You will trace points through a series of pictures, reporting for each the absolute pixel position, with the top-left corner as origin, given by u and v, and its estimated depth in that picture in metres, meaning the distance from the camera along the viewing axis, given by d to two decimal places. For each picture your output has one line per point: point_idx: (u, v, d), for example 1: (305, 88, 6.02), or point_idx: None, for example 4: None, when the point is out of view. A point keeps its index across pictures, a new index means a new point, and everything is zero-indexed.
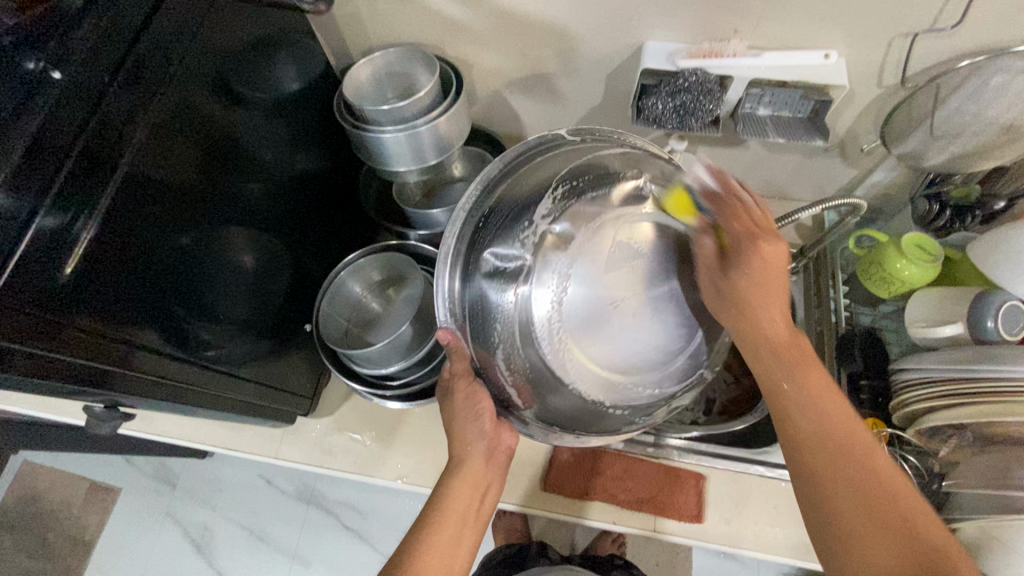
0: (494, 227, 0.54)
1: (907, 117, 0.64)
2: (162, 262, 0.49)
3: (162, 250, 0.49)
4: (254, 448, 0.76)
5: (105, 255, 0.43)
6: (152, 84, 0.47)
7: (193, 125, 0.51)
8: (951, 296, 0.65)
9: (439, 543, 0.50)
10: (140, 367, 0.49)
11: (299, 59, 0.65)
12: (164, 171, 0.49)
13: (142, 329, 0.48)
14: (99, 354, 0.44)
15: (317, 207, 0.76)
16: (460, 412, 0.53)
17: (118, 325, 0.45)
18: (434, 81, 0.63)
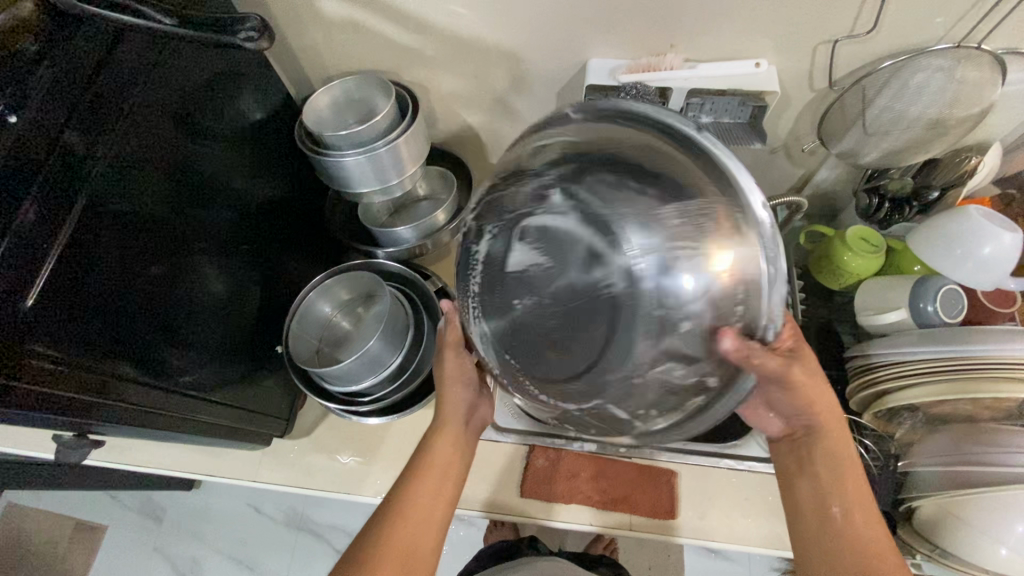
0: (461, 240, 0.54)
1: (840, 118, 0.68)
2: (128, 292, 0.51)
3: (131, 281, 0.51)
4: (233, 472, 0.77)
5: (71, 288, 0.45)
6: (111, 122, 0.49)
7: (156, 160, 0.54)
8: (893, 282, 0.68)
9: (427, 484, 0.57)
10: (110, 394, 0.50)
11: (257, 91, 0.68)
12: (129, 204, 0.51)
13: (108, 357, 0.49)
14: (70, 383, 0.46)
15: (286, 231, 0.78)
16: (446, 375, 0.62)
17: (84, 353, 0.46)
18: (390, 105, 0.66)
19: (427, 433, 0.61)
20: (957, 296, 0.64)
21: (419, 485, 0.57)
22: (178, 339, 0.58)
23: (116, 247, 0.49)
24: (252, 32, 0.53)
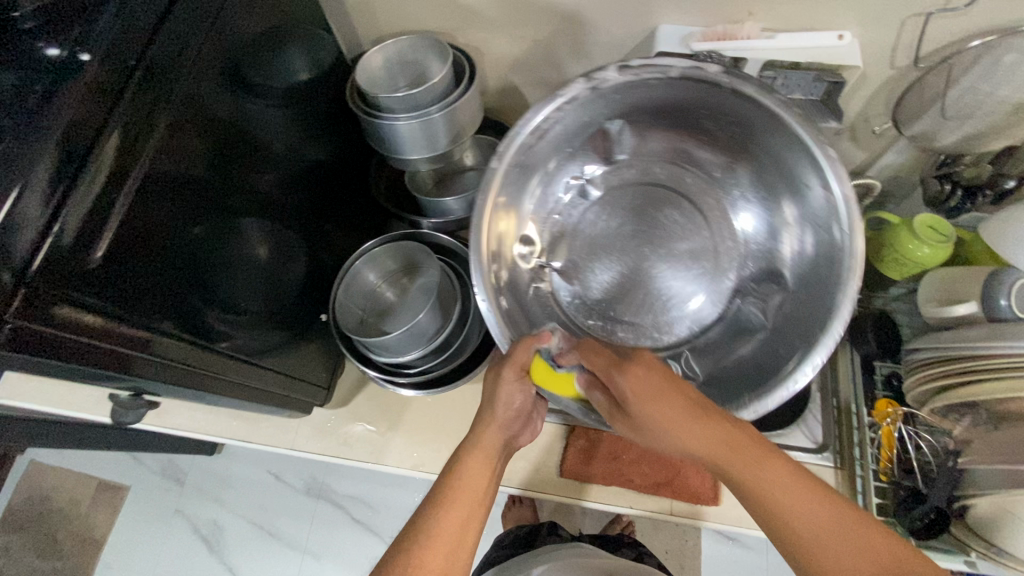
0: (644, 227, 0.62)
1: (918, 98, 0.64)
2: (182, 252, 0.50)
3: (183, 242, 0.50)
4: (271, 439, 0.76)
5: (128, 245, 0.44)
6: (172, 74, 0.47)
7: (212, 117, 0.52)
8: (963, 273, 0.66)
9: (451, 517, 0.49)
10: (162, 355, 0.49)
11: (312, 49, 0.66)
12: (185, 162, 0.49)
13: (161, 318, 0.48)
14: (124, 342, 0.45)
15: (331, 197, 0.76)
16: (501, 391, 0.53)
17: (138, 313, 0.45)
18: (448, 67, 0.63)
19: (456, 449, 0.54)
20: None
21: (467, 484, 0.51)
22: (224, 303, 0.57)
23: (171, 206, 0.48)
24: None
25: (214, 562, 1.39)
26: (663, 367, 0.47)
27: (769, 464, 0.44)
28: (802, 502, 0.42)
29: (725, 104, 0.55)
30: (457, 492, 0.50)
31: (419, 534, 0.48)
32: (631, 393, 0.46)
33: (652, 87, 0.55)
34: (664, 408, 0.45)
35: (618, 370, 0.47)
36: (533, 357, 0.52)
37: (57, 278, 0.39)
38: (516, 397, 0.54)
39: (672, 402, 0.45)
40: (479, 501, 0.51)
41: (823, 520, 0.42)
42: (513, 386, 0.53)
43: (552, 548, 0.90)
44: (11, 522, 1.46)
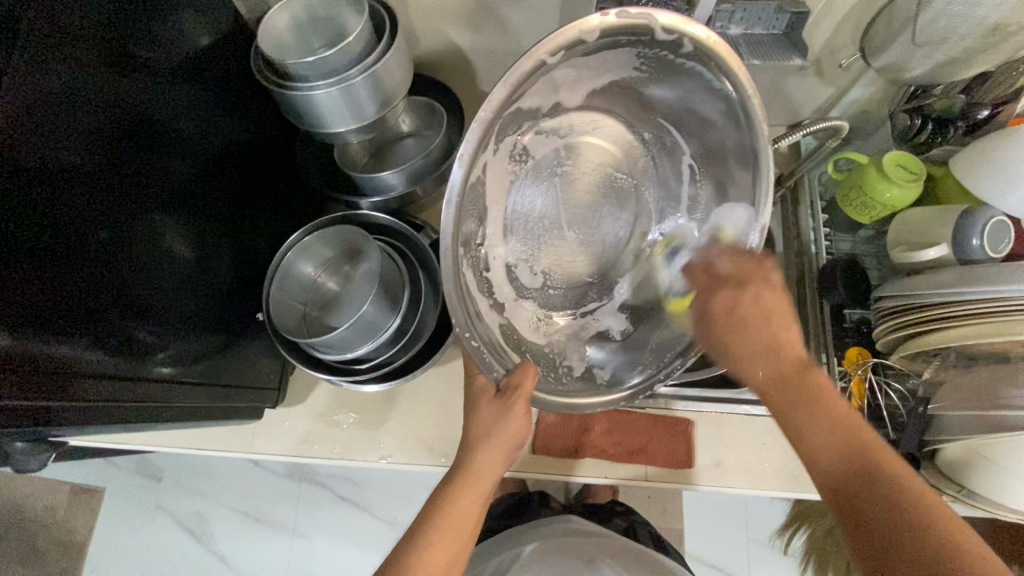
0: (567, 185, 0.65)
1: (887, 26, 0.58)
2: (79, 261, 0.43)
3: (79, 249, 0.43)
4: (226, 445, 0.72)
5: (0, 267, 0.37)
6: (23, 49, 0.38)
7: (94, 99, 0.44)
8: (934, 213, 0.62)
9: (436, 554, 0.52)
10: (67, 387, 0.43)
11: (204, 8, 0.57)
12: (64, 156, 0.42)
13: (58, 342, 0.42)
14: (17, 380, 0.39)
15: (256, 179, 0.69)
16: (489, 422, 0.54)
17: (26, 343, 0.39)
18: (364, 23, 0.55)
19: (451, 477, 0.56)
20: (1005, 226, 0.58)
21: (457, 517, 0.54)
22: (144, 314, 0.51)
23: (52, 211, 0.41)
24: None
25: (204, 551, 1.38)
26: (778, 292, 0.50)
27: (842, 417, 0.44)
28: (841, 424, 0.44)
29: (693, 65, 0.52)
30: (450, 526, 0.53)
31: (413, 554, 0.52)
32: (726, 305, 0.50)
33: (600, 54, 0.51)
34: (753, 329, 0.48)
35: (723, 287, 0.51)
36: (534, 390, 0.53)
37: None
38: (515, 430, 0.55)
39: (772, 359, 0.47)
40: (469, 529, 0.55)
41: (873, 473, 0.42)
42: (513, 420, 0.54)
43: (539, 524, 0.90)
44: None
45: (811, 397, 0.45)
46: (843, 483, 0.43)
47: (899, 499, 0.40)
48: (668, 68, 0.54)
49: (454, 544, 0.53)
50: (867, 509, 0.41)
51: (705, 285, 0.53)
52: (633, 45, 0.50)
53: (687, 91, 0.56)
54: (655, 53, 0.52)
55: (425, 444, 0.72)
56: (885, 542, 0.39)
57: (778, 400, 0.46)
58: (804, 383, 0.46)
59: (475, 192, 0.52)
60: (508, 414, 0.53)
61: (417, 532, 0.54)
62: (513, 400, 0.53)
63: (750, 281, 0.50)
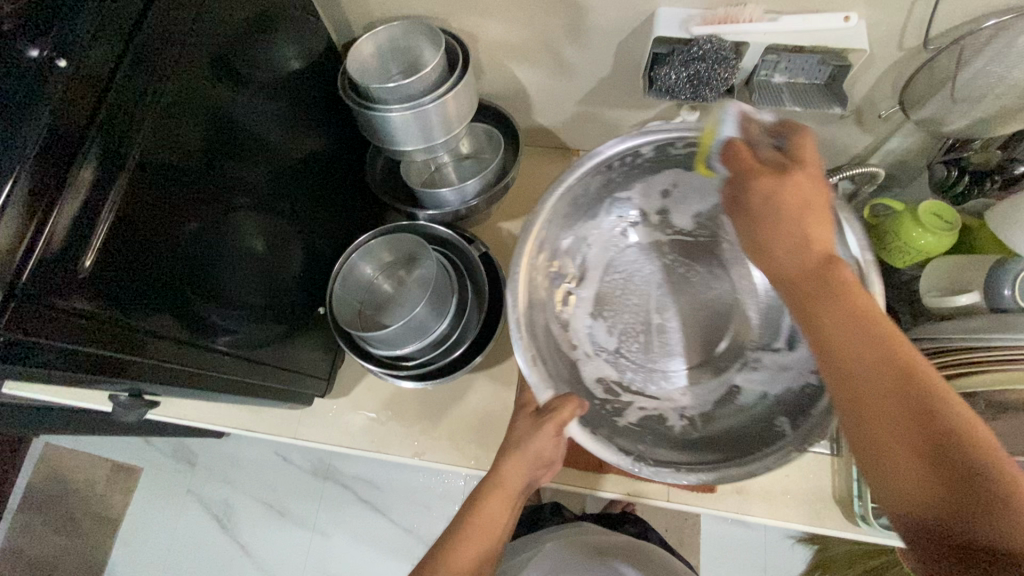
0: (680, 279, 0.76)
1: (926, 81, 0.62)
2: (178, 246, 0.50)
3: (180, 236, 0.50)
4: (273, 429, 0.78)
5: (122, 246, 0.44)
6: (158, 67, 0.46)
7: (205, 110, 0.52)
8: (967, 261, 0.65)
9: (467, 555, 0.55)
10: (162, 356, 0.49)
11: (303, 36, 0.65)
12: (174, 155, 0.49)
13: (159, 315, 0.48)
14: (126, 344, 0.45)
15: (329, 186, 0.76)
16: (523, 439, 0.58)
17: (135, 315, 0.45)
18: (441, 55, 0.61)
19: (482, 486, 0.60)
20: None
21: (484, 520, 0.57)
22: (224, 297, 0.57)
23: (162, 201, 0.48)
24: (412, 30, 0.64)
25: (227, 539, 1.43)
26: (819, 188, 0.45)
27: (844, 289, 0.41)
28: (857, 326, 0.40)
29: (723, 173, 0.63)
30: (479, 526, 0.57)
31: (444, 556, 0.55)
32: (759, 194, 0.45)
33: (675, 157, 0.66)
34: (785, 214, 0.44)
35: (756, 175, 0.45)
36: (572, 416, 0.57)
37: (44, 292, 0.39)
38: (547, 448, 0.58)
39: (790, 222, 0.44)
40: (497, 533, 0.58)
41: (888, 369, 0.38)
42: (541, 438, 0.57)
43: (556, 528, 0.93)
44: (29, 502, 1.48)
45: (827, 292, 0.42)
46: (845, 369, 0.40)
47: (895, 384, 0.38)
48: (707, 179, 0.67)
49: (485, 544, 0.57)
50: (878, 387, 0.38)
51: (738, 175, 0.47)
52: (658, 152, 0.66)
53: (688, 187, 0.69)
54: (678, 158, 0.67)
55: (457, 445, 0.75)
56: (873, 424, 0.38)
57: (798, 293, 0.43)
58: (817, 279, 0.43)
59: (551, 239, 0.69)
60: (540, 434, 0.57)
61: (451, 529, 0.57)
62: (547, 420, 0.57)
63: (796, 168, 0.45)
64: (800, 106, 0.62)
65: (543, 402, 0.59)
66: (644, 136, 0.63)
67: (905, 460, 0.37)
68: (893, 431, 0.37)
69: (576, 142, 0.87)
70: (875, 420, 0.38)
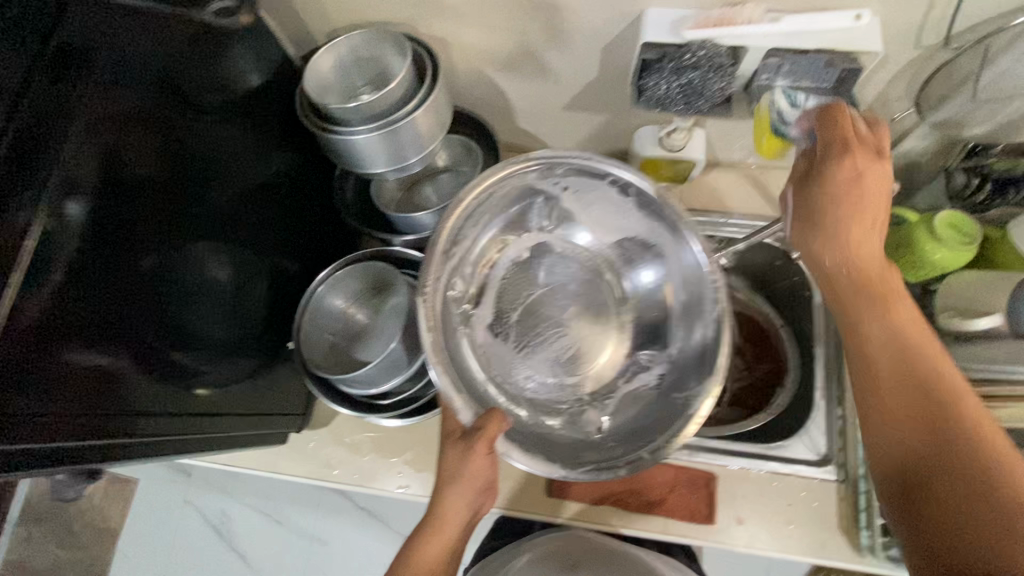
0: (582, 290, 0.65)
1: (946, 82, 0.55)
2: (129, 293, 0.46)
3: (130, 282, 0.46)
4: (251, 463, 0.74)
5: (57, 309, 0.40)
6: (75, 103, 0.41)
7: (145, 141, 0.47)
8: (990, 278, 0.59)
9: None
10: (125, 416, 0.46)
11: (267, 50, 0.59)
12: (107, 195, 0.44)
13: (115, 371, 0.45)
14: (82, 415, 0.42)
15: (296, 209, 0.71)
16: (450, 468, 0.51)
17: (82, 380, 0.42)
18: (406, 68, 0.55)
19: (418, 527, 0.52)
20: None
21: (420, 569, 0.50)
22: (185, 339, 0.53)
23: (94, 250, 0.43)
24: (388, 45, 0.58)
25: (227, 549, 1.42)
26: (876, 168, 0.49)
27: (897, 347, 0.48)
28: (909, 385, 0.46)
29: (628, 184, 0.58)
30: None
31: None
32: (838, 234, 0.50)
33: (585, 185, 0.60)
34: (863, 251, 0.50)
35: (839, 157, 0.49)
36: (502, 430, 0.51)
37: None
38: (484, 470, 0.51)
39: (900, 316, 0.48)
40: None
41: (950, 457, 0.42)
42: (471, 461, 0.50)
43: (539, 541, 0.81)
44: (27, 515, 1.47)
45: (908, 352, 0.47)
46: (930, 468, 0.43)
47: (931, 443, 0.43)
48: (609, 203, 0.61)
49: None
50: (933, 466, 0.43)
51: (805, 170, 0.52)
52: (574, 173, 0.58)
53: (611, 208, 0.61)
54: (594, 185, 0.60)
55: None
56: (937, 475, 0.42)
57: (902, 375, 0.46)
58: (898, 372, 0.47)
59: (463, 252, 0.58)
60: (470, 458, 0.50)
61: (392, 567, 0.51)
62: (476, 439, 0.50)
63: (853, 156, 0.48)
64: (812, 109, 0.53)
65: (466, 423, 0.52)
66: (567, 157, 0.56)
67: (949, 502, 0.41)
68: (973, 512, 0.40)
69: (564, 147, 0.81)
70: (942, 497, 0.42)
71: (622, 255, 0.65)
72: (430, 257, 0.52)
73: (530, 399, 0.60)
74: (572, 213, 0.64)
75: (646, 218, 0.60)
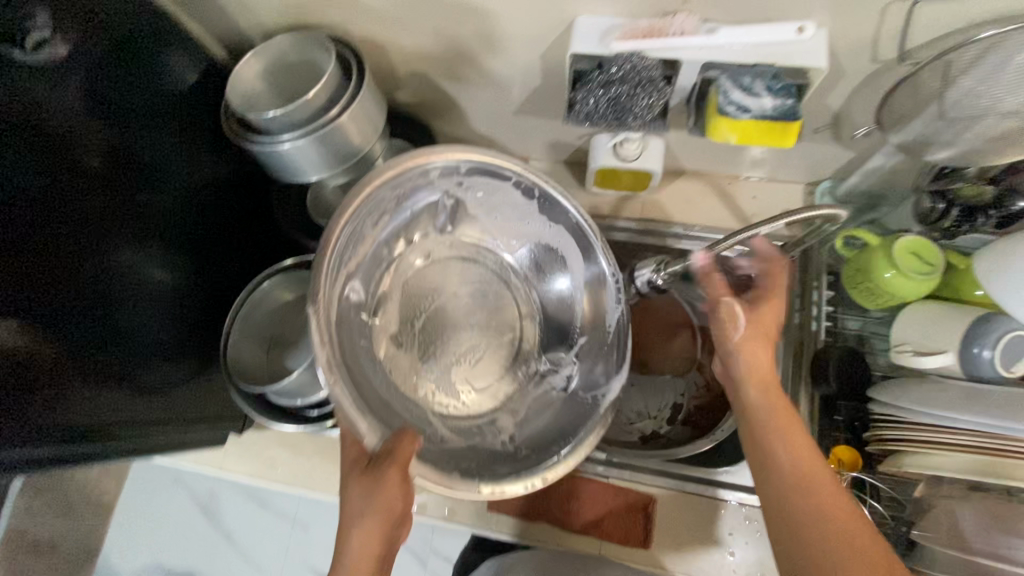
0: (495, 296, 0.66)
1: (907, 99, 0.50)
2: (47, 293, 0.46)
3: (48, 282, 0.46)
4: (198, 461, 0.75)
5: None
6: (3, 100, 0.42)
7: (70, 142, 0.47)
8: (951, 313, 0.55)
9: None
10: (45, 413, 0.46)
11: (192, 49, 0.58)
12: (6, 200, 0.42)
13: (34, 370, 0.45)
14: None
15: (236, 213, 0.70)
16: (356, 504, 0.47)
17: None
18: (329, 73, 0.54)
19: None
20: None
21: None
22: (105, 344, 0.52)
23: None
24: (317, 47, 0.57)
25: (212, 529, 1.45)
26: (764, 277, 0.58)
27: (789, 424, 0.51)
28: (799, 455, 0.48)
29: (530, 193, 0.61)
30: None
31: None
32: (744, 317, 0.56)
33: (489, 189, 0.61)
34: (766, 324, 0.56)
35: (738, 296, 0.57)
36: (413, 451, 0.48)
37: None
38: (397, 503, 0.47)
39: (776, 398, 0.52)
40: None
41: (836, 518, 0.44)
42: (380, 494, 0.46)
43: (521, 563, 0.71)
44: None
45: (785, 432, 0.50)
46: (819, 535, 0.44)
47: (816, 510, 0.45)
48: (510, 208, 0.63)
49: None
50: (806, 522, 0.45)
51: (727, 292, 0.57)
52: (477, 175, 0.59)
53: (509, 213, 0.64)
54: (490, 189, 0.61)
55: None
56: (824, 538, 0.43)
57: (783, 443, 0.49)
58: (773, 440, 0.50)
59: (363, 256, 0.57)
60: (379, 490, 0.46)
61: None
62: (387, 466, 0.47)
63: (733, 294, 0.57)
64: (764, 119, 0.49)
65: (375, 450, 0.49)
66: (474, 159, 0.57)
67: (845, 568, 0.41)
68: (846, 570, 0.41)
69: (523, 151, 0.79)
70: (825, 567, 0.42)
71: (519, 261, 0.67)
72: (320, 267, 0.49)
73: (441, 412, 0.60)
74: (470, 217, 0.64)
75: (546, 226, 0.63)
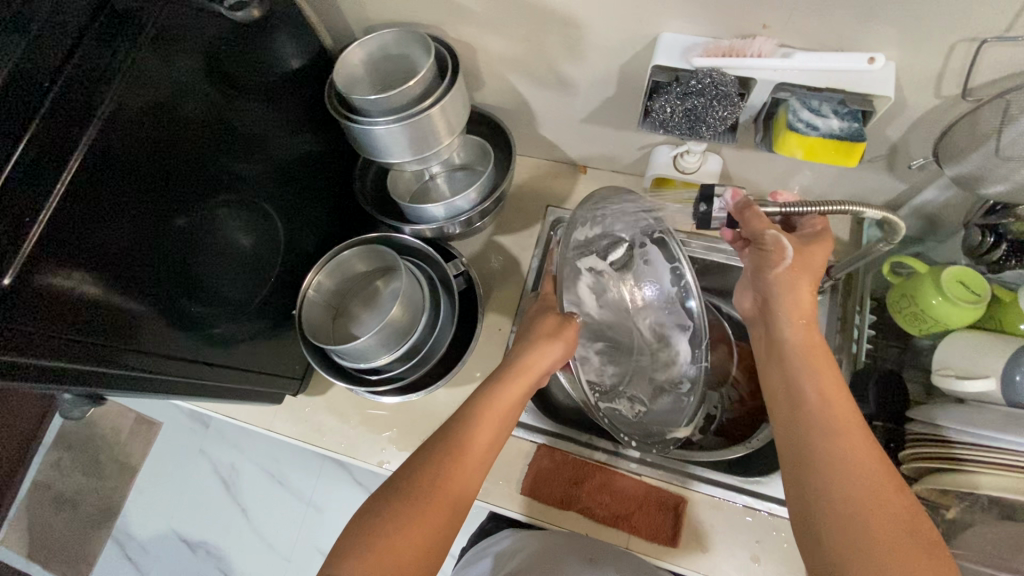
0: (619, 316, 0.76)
1: (963, 135, 0.54)
2: (161, 240, 0.51)
3: (162, 233, 0.51)
4: (252, 418, 0.80)
5: (100, 246, 0.45)
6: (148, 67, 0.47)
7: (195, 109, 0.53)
8: (991, 342, 0.58)
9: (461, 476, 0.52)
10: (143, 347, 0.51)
11: (302, 35, 0.63)
12: (138, 148, 0.48)
13: (138, 306, 0.49)
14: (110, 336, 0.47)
15: (319, 190, 0.76)
16: (543, 341, 0.64)
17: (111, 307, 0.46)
18: (427, 68, 0.59)
19: (495, 376, 0.61)
20: None
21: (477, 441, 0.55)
22: (195, 295, 0.57)
23: (127, 200, 0.47)
24: (413, 44, 0.62)
25: (227, 500, 1.39)
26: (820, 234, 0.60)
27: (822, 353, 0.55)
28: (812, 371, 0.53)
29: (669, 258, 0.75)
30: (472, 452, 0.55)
31: (434, 466, 0.52)
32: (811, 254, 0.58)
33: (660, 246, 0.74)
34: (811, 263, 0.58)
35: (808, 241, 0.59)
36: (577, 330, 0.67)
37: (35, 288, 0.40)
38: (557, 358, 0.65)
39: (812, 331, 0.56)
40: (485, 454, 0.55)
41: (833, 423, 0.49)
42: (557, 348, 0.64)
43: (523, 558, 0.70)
44: None
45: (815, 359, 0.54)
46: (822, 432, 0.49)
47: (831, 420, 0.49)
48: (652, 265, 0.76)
49: (433, 537, 0.48)
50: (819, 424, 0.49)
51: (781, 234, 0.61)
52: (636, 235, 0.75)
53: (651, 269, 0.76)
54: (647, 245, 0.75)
55: None
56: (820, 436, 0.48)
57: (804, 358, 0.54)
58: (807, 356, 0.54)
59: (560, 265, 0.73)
60: (559, 338, 0.65)
61: (393, 512, 0.48)
62: (568, 326, 0.66)
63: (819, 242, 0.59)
64: (832, 137, 0.52)
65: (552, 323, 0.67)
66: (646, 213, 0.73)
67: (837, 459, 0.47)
68: (847, 460, 0.46)
69: (585, 159, 0.84)
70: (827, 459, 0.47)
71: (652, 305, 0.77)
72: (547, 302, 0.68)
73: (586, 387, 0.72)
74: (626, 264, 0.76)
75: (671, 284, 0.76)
